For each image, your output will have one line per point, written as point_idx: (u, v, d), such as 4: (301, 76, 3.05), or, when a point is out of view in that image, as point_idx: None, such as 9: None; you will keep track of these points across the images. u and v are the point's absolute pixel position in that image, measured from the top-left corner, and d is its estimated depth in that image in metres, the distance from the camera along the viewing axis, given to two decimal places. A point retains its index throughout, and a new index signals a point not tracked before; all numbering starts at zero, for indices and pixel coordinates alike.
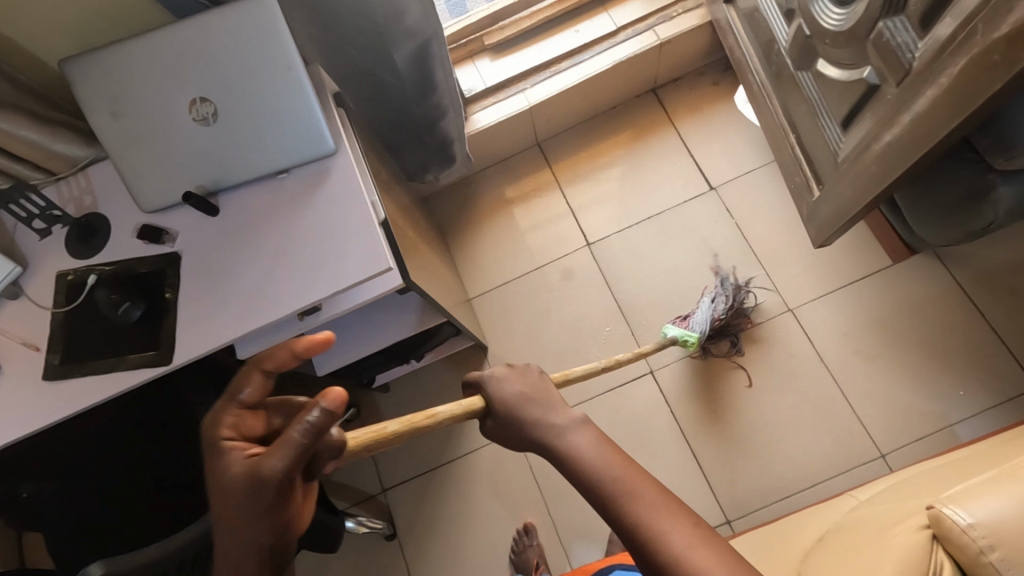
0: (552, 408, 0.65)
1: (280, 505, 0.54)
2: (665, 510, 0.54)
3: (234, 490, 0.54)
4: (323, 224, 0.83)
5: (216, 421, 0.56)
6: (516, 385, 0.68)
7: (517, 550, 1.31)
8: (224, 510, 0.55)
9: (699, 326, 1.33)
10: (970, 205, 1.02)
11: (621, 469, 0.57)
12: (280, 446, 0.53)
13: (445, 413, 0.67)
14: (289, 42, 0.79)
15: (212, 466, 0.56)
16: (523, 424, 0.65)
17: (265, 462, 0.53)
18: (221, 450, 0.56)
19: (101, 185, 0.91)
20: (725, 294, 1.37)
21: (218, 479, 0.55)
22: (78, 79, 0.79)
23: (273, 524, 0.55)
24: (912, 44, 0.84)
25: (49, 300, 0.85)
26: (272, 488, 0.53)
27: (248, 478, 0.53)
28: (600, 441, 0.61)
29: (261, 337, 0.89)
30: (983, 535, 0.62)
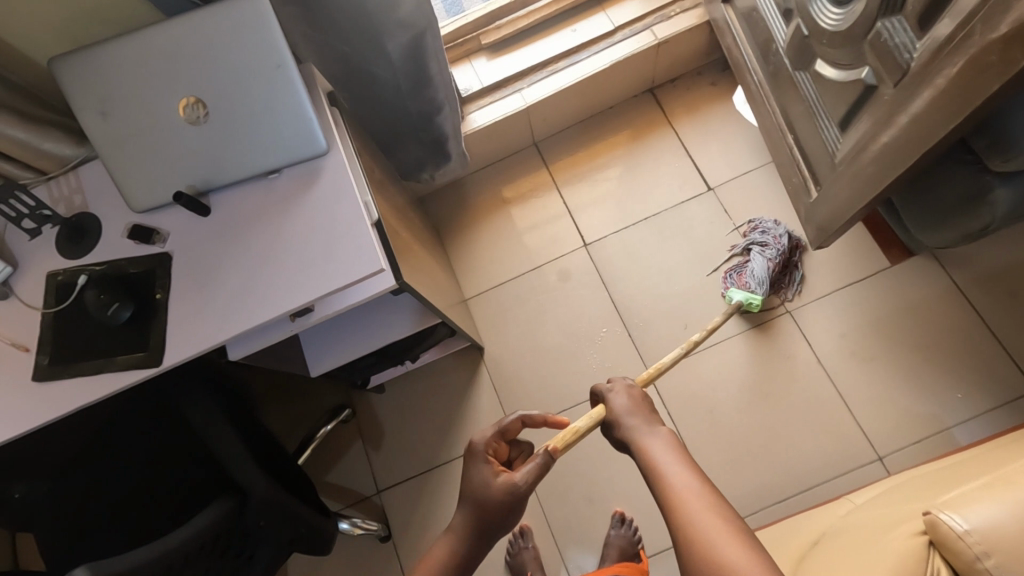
0: (644, 420, 0.75)
1: (515, 512, 0.72)
2: (706, 500, 0.62)
3: (491, 497, 0.71)
4: (314, 224, 0.82)
5: (483, 439, 0.76)
6: (624, 400, 0.78)
7: (512, 552, 1.31)
8: (475, 508, 0.71)
9: (760, 283, 1.36)
10: (968, 206, 1.00)
11: (679, 466, 0.66)
12: (529, 465, 0.71)
13: (584, 427, 0.77)
14: (279, 40, 0.78)
15: (470, 472, 0.74)
16: (614, 426, 0.76)
17: (517, 477, 0.71)
18: (483, 462, 0.74)
19: (91, 185, 0.90)
20: (766, 245, 1.40)
21: (475, 484, 0.72)
22: (67, 77, 0.79)
23: (505, 523, 0.72)
24: (910, 44, 0.83)
25: (39, 301, 0.85)
26: (518, 500, 0.71)
27: (504, 489, 0.71)
28: (673, 445, 0.70)
29: (253, 337, 0.88)
30: (978, 541, 0.62)
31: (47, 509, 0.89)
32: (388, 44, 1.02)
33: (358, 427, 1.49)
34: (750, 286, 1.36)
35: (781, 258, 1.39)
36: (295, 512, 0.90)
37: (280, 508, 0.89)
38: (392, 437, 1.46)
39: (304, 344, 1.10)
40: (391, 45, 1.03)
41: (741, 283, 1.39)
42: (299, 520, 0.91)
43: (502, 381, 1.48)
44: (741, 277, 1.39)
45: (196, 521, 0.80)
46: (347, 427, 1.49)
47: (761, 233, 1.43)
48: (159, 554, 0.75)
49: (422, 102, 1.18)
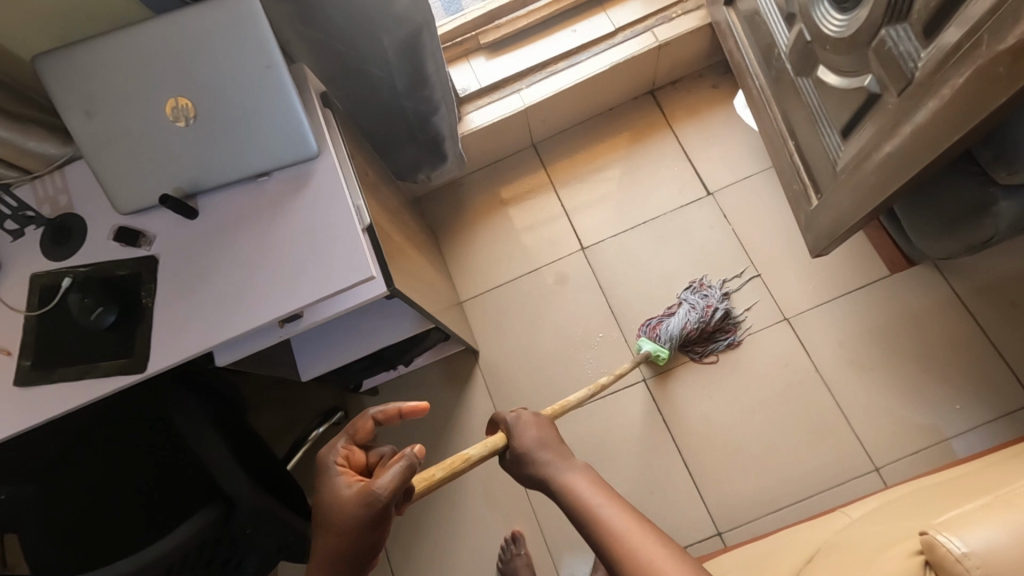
0: (558, 456, 0.76)
1: (376, 524, 0.69)
2: (651, 538, 0.62)
3: (348, 508, 0.68)
4: (304, 230, 0.80)
5: (332, 451, 0.75)
6: (532, 431, 0.80)
7: (504, 559, 1.30)
8: (331, 524, 0.68)
9: (670, 339, 1.34)
10: (971, 217, 0.99)
11: (615, 508, 0.66)
12: (391, 470, 0.68)
13: (474, 454, 0.78)
14: (270, 40, 0.76)
15: (325, 485, 0.72)
16: (533, 466, 0.76)
17: (378, 485, 0.68)
18: (337, 474, 0.72)
19: (77, 185, 0.88)
20: (695, 307, 1.37)
21: (330, 499, 0.70)
22: (53, 77, 0.77)
23: (367, 537, 0.69)
24: (915, 53, 0.82)
25: (23, 303, 0.83)
26: (379, 509, 0.68)
27: (361, 495, 0.68)
28: (599, 486, 0.70)
29: (240, 343, 0.86)
30: (977, 564, 0.61)
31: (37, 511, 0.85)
32: (383, 38, 0.99)
33: None
34: (660, 338, 1.35)
35: (700, 327, 1.36)
36: (283, 519, 0.89)
37: (267, 517, 0.88)
38: (385, 440, 1.45)
39: (296, 349, 1.08)
40: (385, 39, 1.00)
41: (654, 332, 1.38)
42: (286, 527, 0.90)
43: (497, 385, 1.46)
44: (656, 327, 1.39)
45: (178, 531, 0.79)
46: (340, 430, 1.47)
47: (699, 296, 1.40)
48: (139, 567, 0.74)
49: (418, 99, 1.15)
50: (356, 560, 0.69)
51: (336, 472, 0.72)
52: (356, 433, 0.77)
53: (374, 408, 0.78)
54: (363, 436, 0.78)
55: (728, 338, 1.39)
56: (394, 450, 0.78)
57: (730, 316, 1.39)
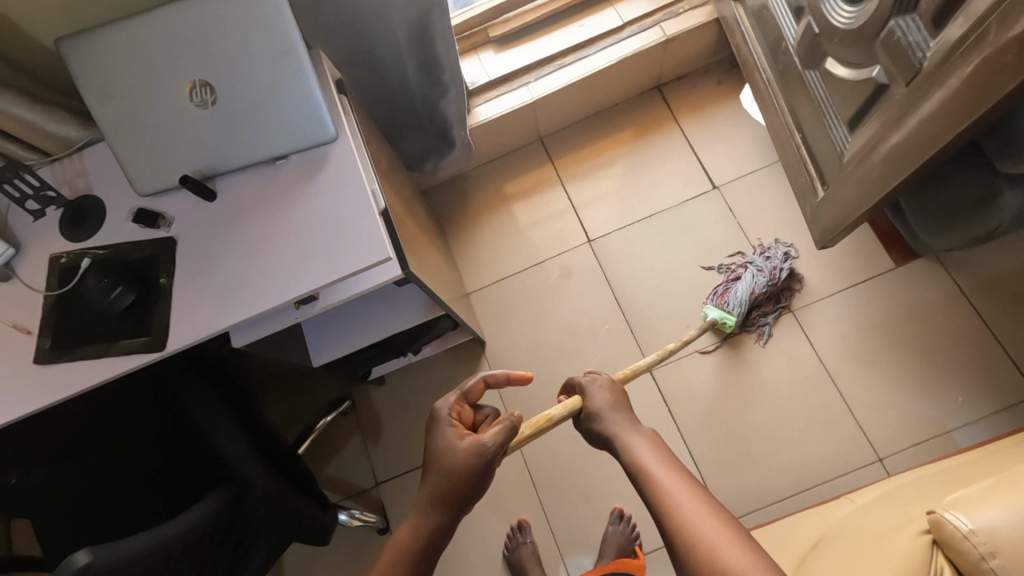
0: (626, 419, 0.75)
1: (482, 481, 0.70)
2: (695, 499, 0.62)
3: (459, 460, 0.69)
4: (322, 212, 0.81)
5: (447, 405, 0.75)
6: (605, 396, 0.78)
7: (510, 547, 1.31)
8: (440, 473, 0.70)
9: (739, 305, 1.35)
10: (977, 208, 1.00)
11: (665, 468, 0.67)
12: (497, 427, 0.71)
13: (557, 415, 0.78)
14: (291, 25, 0.77)
15: (435, 435, 0.72)
16: (600, 426, 0.75)
17: (488, 442, 0.70)
18: (448, 426, 0.73)
19: (95, 167, 0.89)
20: (762, 269, 1.38)
21: (442, 450, 0.71)
22: (75, 58, 0.78)
23: (474, 490, 0.70)
24: (923, 43, 0.83)
25: (42, 283, 0.84)
26: (486, 466, 0.70)
27: (473, 450, 0.69)
28: (658, 448, 0.70)
29: (256, 324, 0.87)
30: (984, 541, 0.62)
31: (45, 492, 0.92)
32: (394, 17, 1.00)
33: (357, 420, 1.48)
34: (728, 306, 1.36)
35: (768, 289, 1.37)
36: (293, 506, 0.89)
37: (277, 502, 0.87)
38: (391, 430, 1.46)
39: (308, 334, 1.09)
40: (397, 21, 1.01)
41: (721, 299, 1.38)
42: (296, 513, 0.89)
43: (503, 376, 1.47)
44: (723, 294, 1.39)
45: (193, 513, 0.76)
46: (347, 419, 1.48)
47: (763, 258, 1.41)
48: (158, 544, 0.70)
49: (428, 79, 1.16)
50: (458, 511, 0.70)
51: (447, 425, 0.72)
52: (469, 392, 0.77)
53: (486, 372, 0.78)
54: (474, 397, 0.78)
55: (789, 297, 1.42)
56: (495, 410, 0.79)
57: (791, 276, 1.41)
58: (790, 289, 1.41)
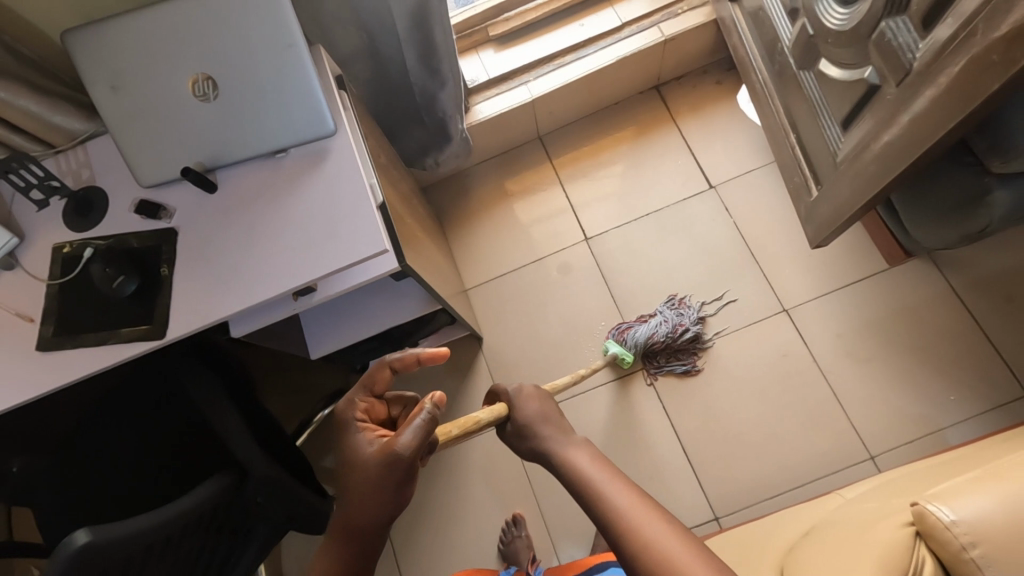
0: (562, 433, 0.77)
1: (402, 483, 0.71)
2: (656, 520, 0.62)
3: (371, 465, 0.70)
4: (320, 204, 0.83)
5: (352, 404, 0.77)
6: (534, 405, 0.81)
7: (505, 541, 1.32)
8: (354, 477, 0.71)
9: (635, 344, 1.39)
10: (967, 207, 1.02)
11: (619, 488, 0.66)
12: (409, 429, 0.69)
13: (484, 418, 0.80)
14: (292, 21, 0.79)
15: (348, 439, 0.75)
16: (535, 440, 0.77)
17: (399, 443, 0.69)
18: (359, 430, 0.75)
19: (99, 159, 0.91)
20: (667, 320, 1.41)
21: (355, 453, 0.73)
22: (81, 52, 0.79)
23: (393, 494, 0.71)
24: (913, 44, 0.84)
25: (45, 272, 0.86)
26: (401, 466, 0.70)
27: (384, 451, 0.70)
28: (600, 462, 0.71)
29: (255, 315, 0.89)
30: (965, 531, 0.64)
31: (43, 484, 0.94)
32: (394, 11, 1.02)
33: None
34: (626, 342, 1.40)
35: (668, 340, 1.39)
36: (292, 490, 0.90)
37: (277, 486, 0.88)
38: None
39: (307, 328, 1.10)
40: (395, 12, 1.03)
41: (622, 336, 1.42)
42: (294, 497, 0.91)
43: (501, 372, 1.49)
44: (625, 330, 1.43)
45: (197, 493, 0.76)
46: None
47: (675, 312, 1.43)
48: (164, 521, 0.71)
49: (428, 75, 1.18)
50: (381, 517, 0.71)
51: (357, 428, 0.74)
52: (375, 386, 0.78)
53: (391, 357, 0.78)
54: (382, 388, 0.79)
55: (692, 360, 1.41)
56: (415, 398, 0.82)
57: (699, 338, 1.41)
58: (694, 351, 1.42)
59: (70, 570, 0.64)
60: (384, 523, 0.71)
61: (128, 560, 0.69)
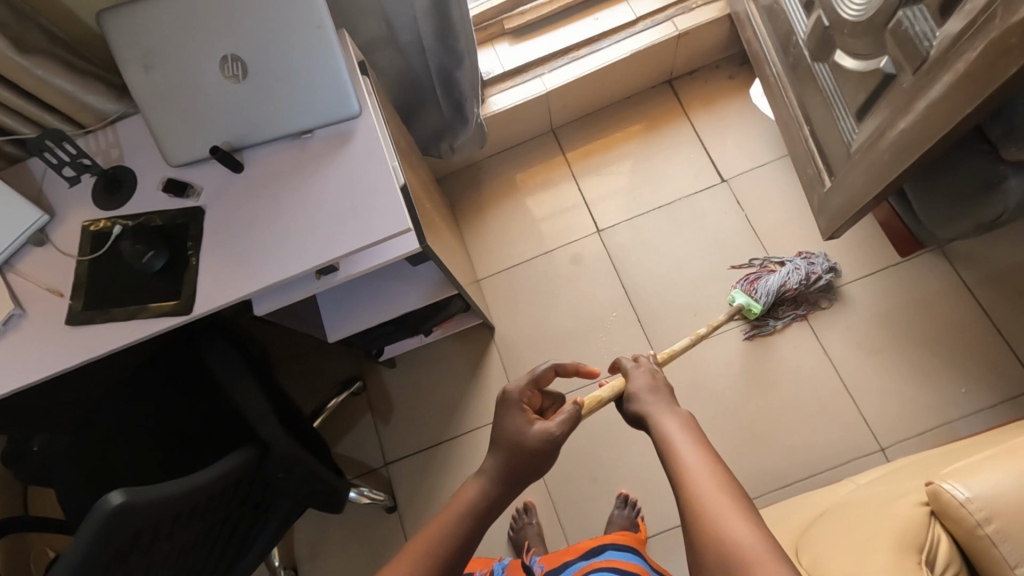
0: (665, 402, 0.74)
1: (546, 463, 0.72)
2: (712, 478, 0.60)
3: (532, 445, 0.70)
4: (345, 184, 0.84)
5: (518, 388, 0.76)
6: (645, 379, 0.77)
7: (516, 527, 1.34)
8: (510, 457, 0.70)
9: (766, 294, 1.36)
10: (981, 195, 1.03)
11: (691, 447, 0.65)
12: (565, 415, 0.73)
13: (605, 396, 0.81)
14: (320, 3, 0.80)
15: (506, 418, 0.73)
16: (635, 404, 0.74)
17: (557, 429, 0.72)
18: (517, 409, 0.74)
19: (127, 139, 0.93)
20: (799, 268, 1.38)
21: (512, 431, 0.71)
22: (116, 30, 0.82)
23: (537, 473, 0.72)
24: (930, 32, 0.86)
25: (75, 249, 0.88)
26: (554, 451, 0.72)
27: (542, 436, 0.71)
28: (690, 428, 0.68)
29: (278, 293, 0.90)
30: (980, 508, 0.65)
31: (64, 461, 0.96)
32: None
33: (368, 400, 1.51)
34: (756, 293, 1.37)
35: (799, 289, 1.37)
36: (311, 467, 0.90)
37: (296, 463, 0.89)
38: (402, 412, 1.49)
39: (324, 311, 1.12)
40: None
41: (750, 286, 1.39)
42: (313, 474, 0.91)
43: (512, 361, 1.50)
44: (754, 281, 1.39)
45: (221, 464, 0.79)
46: (358, 399, 1.52)
47: (804, 260, 1.40)
48: (192, 488, 0.72)
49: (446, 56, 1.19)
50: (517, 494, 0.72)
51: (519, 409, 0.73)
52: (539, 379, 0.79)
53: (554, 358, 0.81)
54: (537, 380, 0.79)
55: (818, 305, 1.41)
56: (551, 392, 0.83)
57: (825, 288, 1.40)
58: (817, 302, 1.41)
59: (102, 533, 0.63)
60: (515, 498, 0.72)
61: (158, 526, 0.69)
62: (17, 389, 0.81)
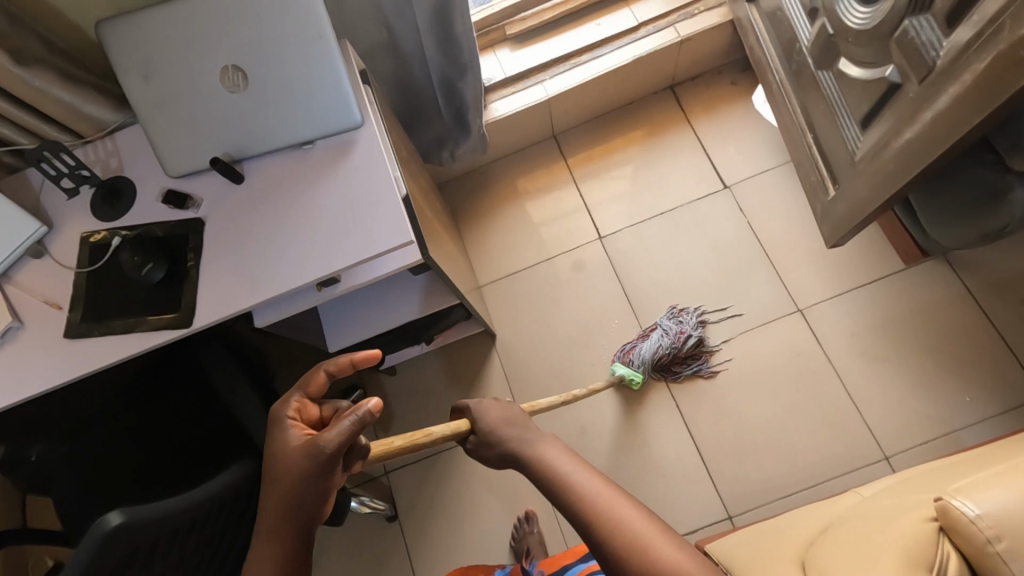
0: (522, 429, 0.78)
1: (324, 479, 0.68)
2: (623, 502, 0.66)
3: (295, 461, 0.67)
4: (345, 196, 0.84)
5: (285, 404, 0.72)
6: (495, 414, 0.81)
7: (517, 537, 1.33)
8: (278, 476, 0.68)
9: (642, 363, 1.37)
10: (986, 205, 1.02)
11: (585, 475, 0.70)
12: (340, 425, 0.68)
13: (436, 431, 0.78)
14: (322, 14, 0.80)
15: (276, 436, 0.70)
16: (499, 440, 0.78)
17: (323, 440, 0.67)
18: (288, 427, 0.71)
19: (127, 149, 0.92)
20: (668, 332, 1.40)
21: (280, 450, 0.69)
22: (116, 39, 0.81)
23: (322, 494, 0.69)
24: (937, 42, 0.85)
25: (73, 260, 0.87)
26: (323, 463, 0.67)
27: (306, 451, 0.67)
28: (569, 456, 0.73)
29: (277, 306, 0.89)
30: (989, 525, 0.64)
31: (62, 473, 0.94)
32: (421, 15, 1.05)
33: None
34: (633, 362, 1.38)
35: (674, 350, 1.38)
36: None
37: None
38: (402, 420, 1.48)
39: (325, 320, 1.12)
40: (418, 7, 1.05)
41: (627, 357, 1.41)
42: None
43: (513, 369, 1.49)
44: (630, 351, 1.42)
45: (217, 480, 0.78)
46: None
47: (675, 322, 1.43)
48: (189, 505, 0.71)
49: (449, 63, 1.18)
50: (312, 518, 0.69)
51: (287, 425, 0.70)
52: (309, 387, 0.74)
53: (327, 360, 0.74)
54: (316, 391, 0.74)
55: (708, 363, 1.41)
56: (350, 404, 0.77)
57: (702, 342, 1.41)
58: (704, 359, 1.41)
59: (100, 552, 0.62)
60: (315, 522, 0.70)
61: (156, 544, 0.68)
62: (16, 403, 0.80)
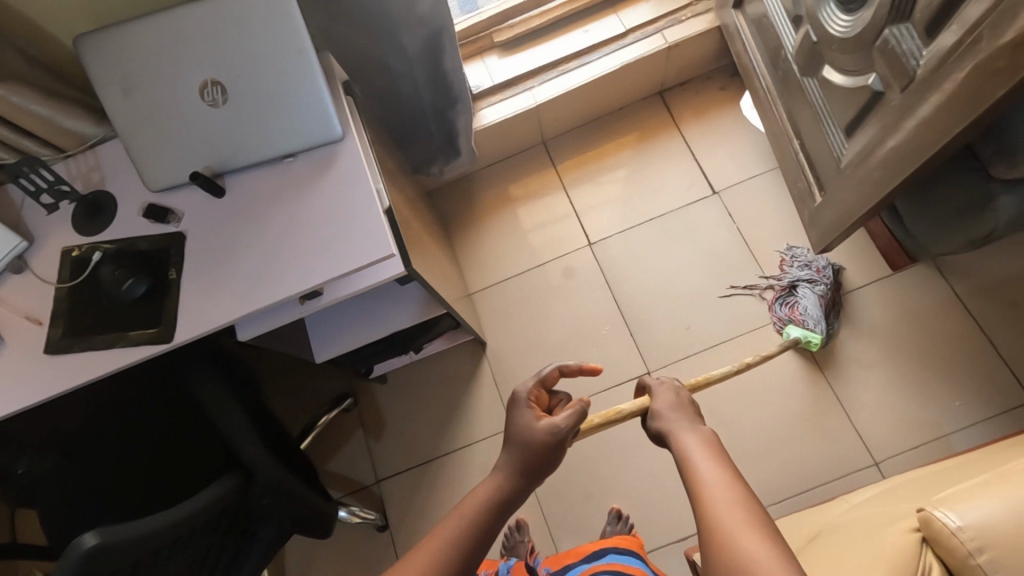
0: (687, 418, 0.72)
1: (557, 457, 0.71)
2: (730, 493, 0.58)
3: (536, 439, 0.70)
4: (328, 208, 0.83)
5: (526, 388, 0.76)
6: (669, 396, 0.75)
7: (507, 545, 1.30)
8: (518, 451, 0.70)
9: (816, 320, 1.34)
10: (971, 213, 1.02)
11: (713, 463, 0.63)
12: (570, 410, 0.71)
13: (627, 409, 0.77)
14: (302, 27, 0.80)
15: (514, 415, 0.73)
16: (658, 423, 0.72)
17: (560, 423, 0.71)
18: (526, 408, 0.73)
19: (108, 162, 0.92)
20: (811, 278, 1.37)
21: (520, 427, 0.72)
22: (94, 54, 0.81)
23: (550, 468, 0.72)
24: (917, 51, 0.85)
25: (53, 275, 0.86)
26: (560, 445, 0.71)
27: (547, 432, 0.70)
28: (709, 443, 0.67)
29: (261, 318, 0.89)
30: (972, 537, 0.64)
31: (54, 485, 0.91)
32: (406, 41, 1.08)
33: (359, 416, 1.50)
34: (807, 323, 1.35)
35: (829, 292, 1.37)
36: (297, 492, 0.89)
37: (283, 489, 0.87)
38: (393, 429, 1.48)
39: (311, 330, 1.11)
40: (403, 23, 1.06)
41: (794, 318, 1.37)
42: (300, 499, 0.90)
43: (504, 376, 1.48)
44: (793, 312, 1.38)
45: (203, 495, 0.77)
46: (349, 415, 1.50)
47: (803, 267, 1.40)
48: (173, 522, 0.70)
49: (434, 72, 1.18)
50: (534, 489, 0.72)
51: (526, 406, 0.73)
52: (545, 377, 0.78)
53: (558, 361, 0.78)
54: (549, 382, 0.78)
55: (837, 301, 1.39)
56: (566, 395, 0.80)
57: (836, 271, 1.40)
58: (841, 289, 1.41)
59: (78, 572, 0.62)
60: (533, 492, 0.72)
61: (136, 561, 0.68)
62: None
